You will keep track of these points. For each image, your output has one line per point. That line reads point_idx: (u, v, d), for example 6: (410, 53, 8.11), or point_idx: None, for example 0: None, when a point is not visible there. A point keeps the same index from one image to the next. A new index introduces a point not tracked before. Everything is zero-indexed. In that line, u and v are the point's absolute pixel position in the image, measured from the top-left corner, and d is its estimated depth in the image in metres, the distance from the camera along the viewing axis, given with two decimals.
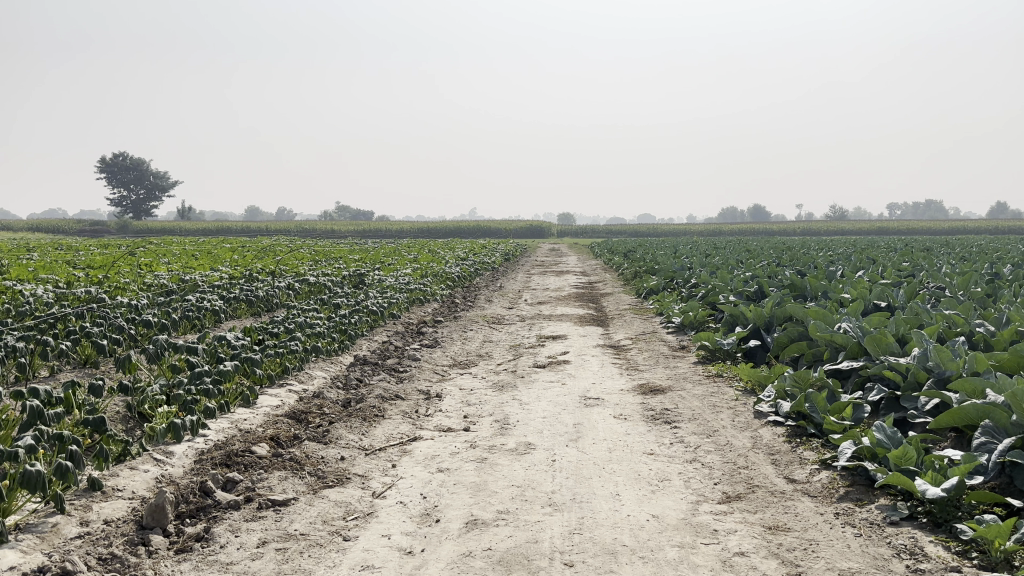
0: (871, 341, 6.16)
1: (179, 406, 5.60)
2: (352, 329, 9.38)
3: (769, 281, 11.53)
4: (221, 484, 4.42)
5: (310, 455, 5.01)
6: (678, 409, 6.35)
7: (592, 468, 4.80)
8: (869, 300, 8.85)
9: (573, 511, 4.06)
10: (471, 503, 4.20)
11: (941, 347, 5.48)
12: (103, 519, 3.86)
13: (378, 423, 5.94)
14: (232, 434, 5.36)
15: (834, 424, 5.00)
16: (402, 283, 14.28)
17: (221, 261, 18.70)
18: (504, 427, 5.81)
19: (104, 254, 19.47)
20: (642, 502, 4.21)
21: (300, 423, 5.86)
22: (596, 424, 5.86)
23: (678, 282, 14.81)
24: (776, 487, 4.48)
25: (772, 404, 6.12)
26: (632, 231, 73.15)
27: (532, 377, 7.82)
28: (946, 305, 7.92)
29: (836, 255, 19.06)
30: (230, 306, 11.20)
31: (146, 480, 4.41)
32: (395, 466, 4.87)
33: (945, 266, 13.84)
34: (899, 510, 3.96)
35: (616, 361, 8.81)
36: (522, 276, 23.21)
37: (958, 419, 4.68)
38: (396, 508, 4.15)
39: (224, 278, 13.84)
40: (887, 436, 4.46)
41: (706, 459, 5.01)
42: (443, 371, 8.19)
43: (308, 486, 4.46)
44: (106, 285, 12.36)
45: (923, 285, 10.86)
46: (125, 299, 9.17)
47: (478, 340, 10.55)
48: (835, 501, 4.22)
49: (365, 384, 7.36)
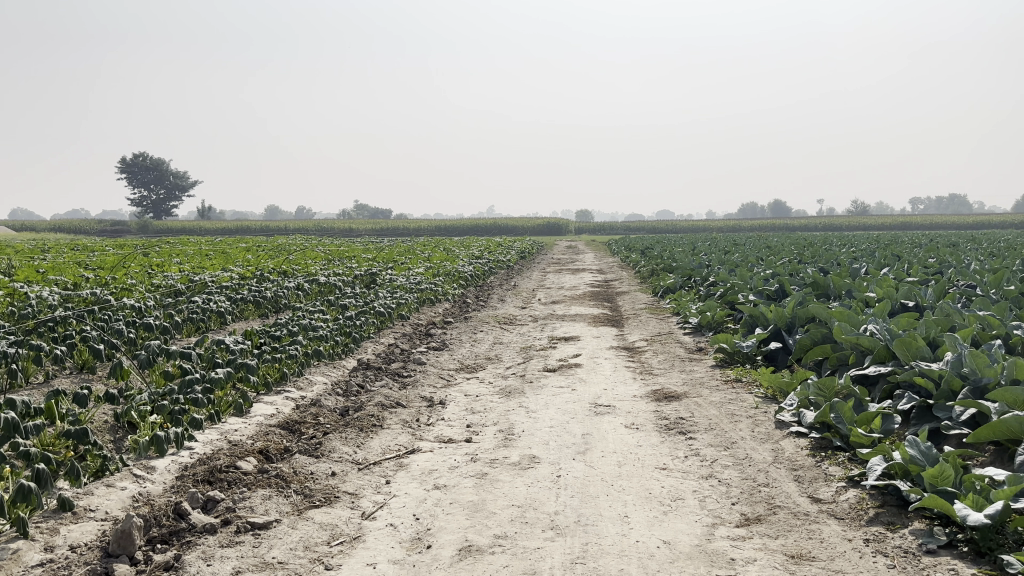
0: (900, 344, 5.77)
1: (166, 416, 5.33)
2: (358, 332, 9.09)
3: (791, 279, 11.10)
4: (200, 504, 4.12)
5: (298, 471, 4.70)
6: (694, 418, 6.00)
7: (600, 485, 4.47)
8: (896, 299, 8.42)
9: (577, 536, 3.72)
10: (467, 526, 3.87)
11: (977, 353, 5.08)
12: (68, 545, 3.56)
13: (376, 433, 5.64)
14: (220, 446, 5.08)
15: (862, 437, 4.64)
16: (413, 283, 13.96)
17: (234, 260, 18.41)
18: (507, 438, 5.48)
19: (117, 254, 19.24)
20: (653, 525, 3.87)
21: (293, 434, 5.56)
22: (606, 434, 5.53)
23: (696, 281, 14.38)
24: (800, 507, 4.13)
25: (795, 413, 5.76)
26: (649, 228, 72.67)
27: (542, 382, 7.50)
28: (980, 304, 7.50)
29: (857, 252, 18.63)
30: (237, 307, 10.92)
31: (121, 499, 4.12)
32: (390, 483, 4.56)
33: (972, 263, 13.36)
34: (936, 537, 3.59)
35: (630, 364, 8.43)
36: (538, 274, 22.85)
37: (998, 433, 4.30)
38: (385, 531, 3.83)
39: (234, 279, 13.56)
40: (921, 453, 4.11)
41: (723, 475, 4.66)
42: (449, 376, 7.87)
43: (293, 506, 4.15)
44: (112, 286, 12.15)
45: (953, 282, 10.40)
46: (129, 301, 8.93)
47: (488, 342, 10.20)
48: (864, 525, 3.86)
49: (367, 391, 7.06)
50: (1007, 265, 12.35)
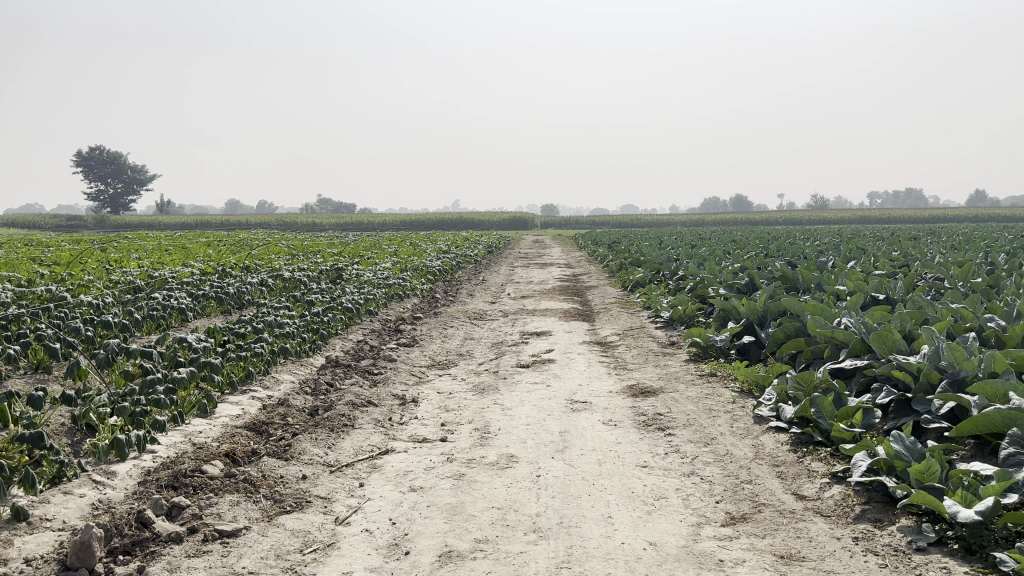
0: (876, 338, 5.73)
1: (126, 418, 5.09)
2: (326, 329, 8.88)
3: (760, 272, 11.08)
4: (165, 511, 3.93)
5: (267, 474, 4.52)
6: (672, 414, 5.91)
7: (581, 484, 4.35)
8: (867, 292, 8.43)
9: (561, 539, 3.60)
10: (446, 530, 3.73)
11: (954, 346, 5.03)
12: (23, 558, 3.35)
13: (348, 434, 5.47)
14: (185, 450, 4.87)
15: (844, 432, 4.58)
16: (380, 278, 13.74)
17: (194, 255, 18.02)
18: (484, 437, 5.35)
19: (73, 249, 18.67)
20: (637, 526, 3.76)
21: (260, 435, 5.37)
22: (584, 432, 5.41)
23: (665, 275, 14.37)
24: (785, 505, 4.05)
25: (773, 408, 5.70)
26: (613, 223, 72.95)
27: (516, 378, 7.36)
28: (951, 297, 7.52)
29: (822, 244, 18.80)
30: (198, 304, 10.62)
31: (80, 507, 3.90)
32: (363, 485, 4.40)
33: (937, 255, 13.48)
34: (925, 534, 3.53)
35: (603, 359, 8.34)
36: (506, 269, 22.71)
37: (981, 426, 4.25)
38: (360, 537, 3.67)
39: (195, 275, 13.22)
40: (906, 448, 4.05)
41: (705, 473, 4.57)
42: (420, 373, 7.70)
43: (262, 512, 3.97)
44: (68, 282, 11.78)
45: (921, 275, 10.46)
46: (86, 297, 8.62)
47: (459, 338, 10.05)
48: (852, 522, 3.79)
49: (337, 390, 6.87)
50: (971, 257, 12.49)
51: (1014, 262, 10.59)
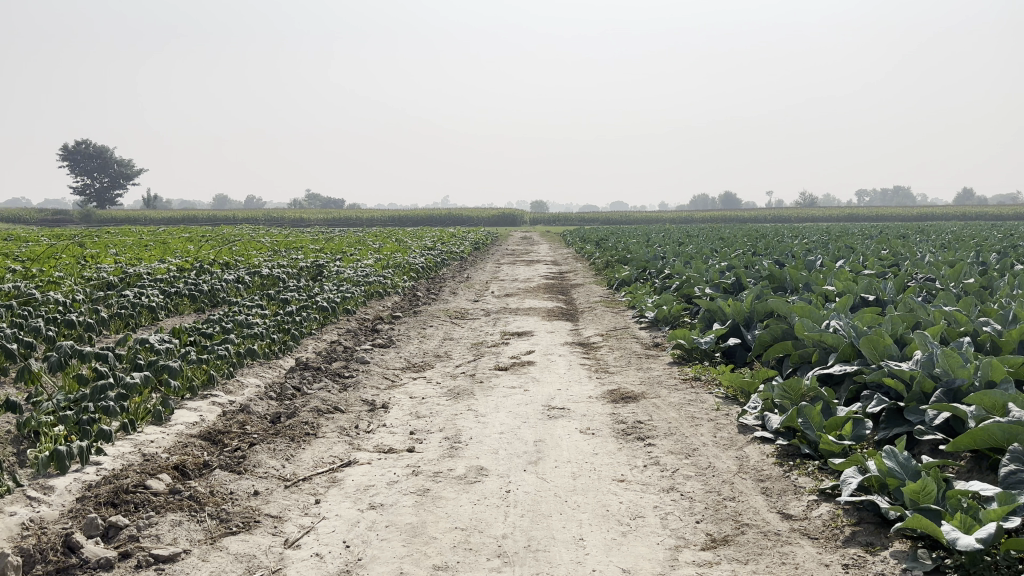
0: (867, 342, 5.45)
1: (72, 426, 4.75)
2: (297, 329, 8.53)
3: (747, 271, 10.81)
4: (100, 531, 3.63)
5: (216, 490, 4.21)
6: (653, 422, 5.63)
7: (552, 502, 4.07)
8: (856, 292, 8.16)
9: (527, 565, 3.32)
10: (402, 555, 3.44)
11: (949, 352, 4.74)
12: None
13: (309, 444, 5.17)
14: (131, 462, 4.55)
15: (833, 444, 4.33)
16: (361, 275, 13.40)
17: (173, 251, 17.56)
18: (453, 447, 5.06)
19: (51, 245, 18.19)
20: (610, 551, 3.48)
21: (215, 446, 5.06)
22: (560, 441, 5.13)
23: (651, 273, 14.11)
24: (770, 526, 3.78)
25: (758, 417, 5.43)
26: (601, 220, 72.78)
27: (493, 382, 7.07)
28: (942, 299, 7.27)
29: (809, 243, 18.53)
30: (169, 302, 10.22)
31: (8, 527, 3.56)
32: (319, 503, 4.10)
33: (927, 254, 13.23)
34: (921, 562, 3.24)
35: (585, 362, 8.05)
36: (492, 266, 22.43)
37: (979, 441, 3.98)
38: (309, 563, 3.37)
39: (171, 272, 12.80)
40: (900, 465, 3.79)
41: (685, 488, 4.29)
42: (393, 377, 7.39)
43: (205, 533, 3.68)
44: (38, 279, 11.38)
45: (911, 275, 10.18)
46: (51, 294, 8.25)
47: (438, 338, 9.74)
48: (841, 546, 3.53)
49: (303, 395, 6.57)
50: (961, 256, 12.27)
51: (1005, 262, 10.34)
